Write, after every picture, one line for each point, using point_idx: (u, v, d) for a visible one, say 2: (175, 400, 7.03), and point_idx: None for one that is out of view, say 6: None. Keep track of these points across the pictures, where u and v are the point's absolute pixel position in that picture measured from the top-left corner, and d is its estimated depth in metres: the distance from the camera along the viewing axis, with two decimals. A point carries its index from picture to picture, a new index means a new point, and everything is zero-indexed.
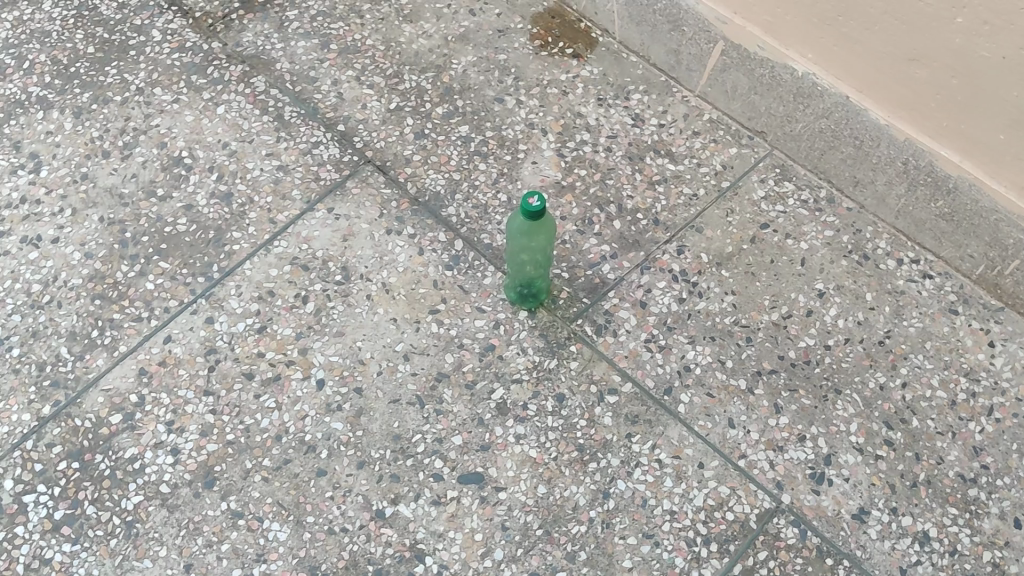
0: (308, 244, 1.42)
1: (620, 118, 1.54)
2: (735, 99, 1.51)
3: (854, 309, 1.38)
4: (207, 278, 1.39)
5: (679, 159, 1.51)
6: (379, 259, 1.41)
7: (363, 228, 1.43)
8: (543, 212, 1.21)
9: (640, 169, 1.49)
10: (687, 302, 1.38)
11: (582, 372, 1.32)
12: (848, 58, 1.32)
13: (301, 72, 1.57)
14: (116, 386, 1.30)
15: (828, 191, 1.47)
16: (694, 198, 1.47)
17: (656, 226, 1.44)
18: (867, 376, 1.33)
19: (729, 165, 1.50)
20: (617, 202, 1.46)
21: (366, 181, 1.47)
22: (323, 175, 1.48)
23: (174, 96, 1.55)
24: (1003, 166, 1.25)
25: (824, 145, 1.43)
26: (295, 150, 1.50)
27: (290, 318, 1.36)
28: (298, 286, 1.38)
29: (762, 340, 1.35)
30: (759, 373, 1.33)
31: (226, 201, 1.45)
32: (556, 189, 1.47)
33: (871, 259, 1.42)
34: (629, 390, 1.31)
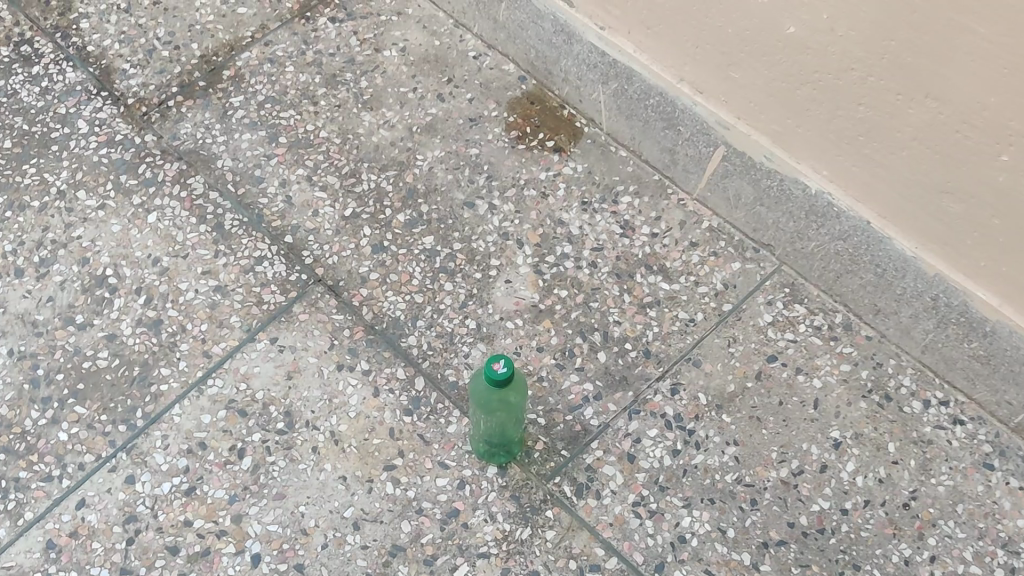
0: (246, 383, 1.24)
1: (607, 225, 1.36)
2: (739, 208, 1.33)
3: (874, 463, 1.20)
4: (129, 426, 1.21)
5: (673, 277, 1.32)
6: (327, 402, 1.22)
7: (310, 362, 1.25)
8: (512, 377, 1.02)
9: (629, 288, 1.31)
10: (682, 455, 1.19)
11: (559, 543, 1.14)
12: (870, 181, 1.15)
13: (245, 170, 1.40)
14: (18, 562, 1.12)
15: (844, 315, 1.30)
16: (690, 323, 1.28)
17: (647, 358, 1.26)
18: (890, 548, 1.14)
19: (731, 283, 1.32)
20: (602, 329, 1.27)
21: (315, 305, 1.29)
22: (267, 297, 1.30)
23: (100, 200, 1.38)
24: None
25: (840, 268, 1.26)
26: (236, 267, 1.32)
27: (222, 476, 1.18)
28: (233, 436, 1.20)
29: (769, 503, 1.17)
30: (765, 545, 1.14)
31: (155, 328, 1.28)
32: (533, 313, 1.28)
33: (894, 400, 1.24)
34: (614, 566, 1.12)
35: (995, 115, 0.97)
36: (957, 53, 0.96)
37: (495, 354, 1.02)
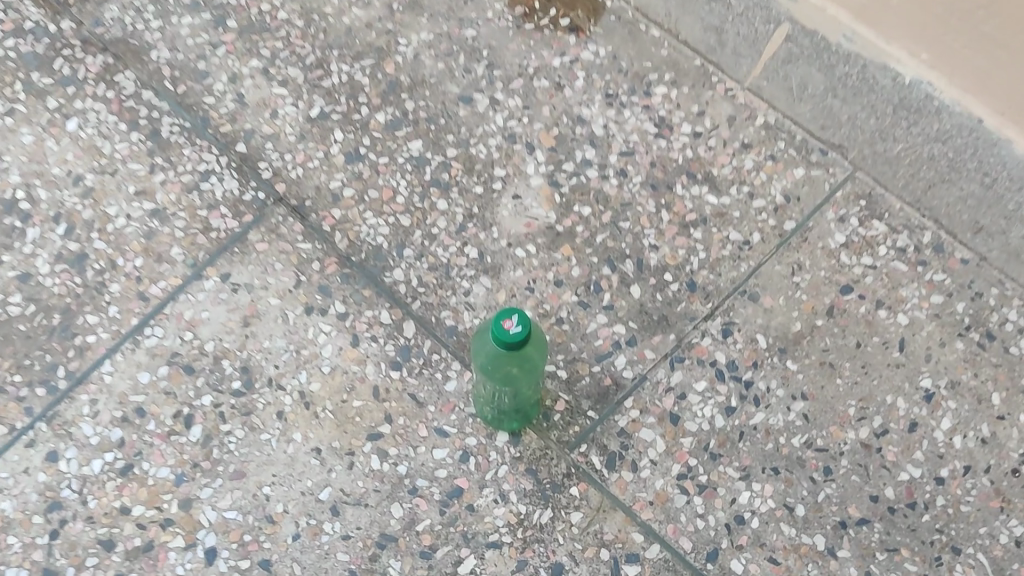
0: (193, 332, 0.99)
1: (638, 124, 1.10)
2: (803, 100, 1.07)
3: (975, 420, 0.97)
4: (48, 389, 0.97)
5: (722, 188, 1.06)
6: (294, 354, 0.98)
7: (271, 305, 1.00)
8: (529, 336, 0.79)
9: (668, 202, 1.05)
10: (738, 413, 0.96)
11: (587, 529, 0.92)
12: (989, 68, 0.89)
13: (185, 63, 1.14)
14: None
15: (933, 234, 1.05)
16: (744, 246, 1.03)
17: (692, 292, 1.01)
18: (998, 526, 0.92)
19: (794, 195, 1.06)
20: (636, 256, 1.02)
21: (275, 232, 1.03)
22: (215, 222, 1.04)
23: (6, 104, 1.11)
24: None
25: (934, 176, 1.01)
26: (177, 185, 1.07)
27: (166, 451, 0.95)
28: (177, 400, 0.97)
29: (847, 472, 0.94)
30: (843, 525, 0.92)
31: (78, 265, 1.03)
32: (549, 237, 1.03)
33: (997, 338, 1.00)
34: (656, 557, 0.91)
35: None
36: None
37: (507, 308, 0.78)
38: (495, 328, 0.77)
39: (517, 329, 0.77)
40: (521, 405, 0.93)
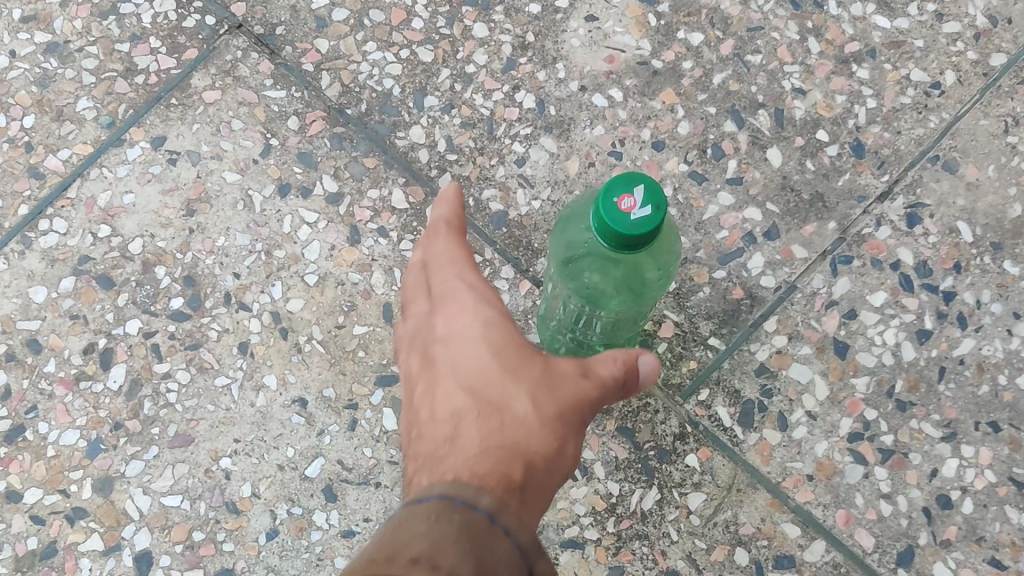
0: (110, 225, 0.66)
1: None
2: None
3: None
4: None
5: (896, 4, 0.71)
6: (262, 258, 0.65)
7: (228, 183, 0.66)
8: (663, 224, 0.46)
9: (816, 26, 0.70)
10: (935, 340, 0.64)
11: (714, 518, 0.61)
12: None
13: None
14: None
15: None
16: (933, 90, 0.69)
17: (859, 158, 0.67)
18: None
19: (1003, 16, 0.71)
20: (773, 105, 0.68)
21: (231, 73, 0.69)
22: (141, 60, 0.70)
23: None
24: None
25: None
26: (83, 7, 0.71)
27: (73, 405, 0.63)
28: (89, 327, 0.64)
29: None
30: None
31: None
32: (643, 78, 0.69)
33: None
34: (820, 560, 0.60)
35: None
36: None
37: (628, 175, 0.45)
38: (603, 212, 0.45)
39: (642, 219, 0.44)
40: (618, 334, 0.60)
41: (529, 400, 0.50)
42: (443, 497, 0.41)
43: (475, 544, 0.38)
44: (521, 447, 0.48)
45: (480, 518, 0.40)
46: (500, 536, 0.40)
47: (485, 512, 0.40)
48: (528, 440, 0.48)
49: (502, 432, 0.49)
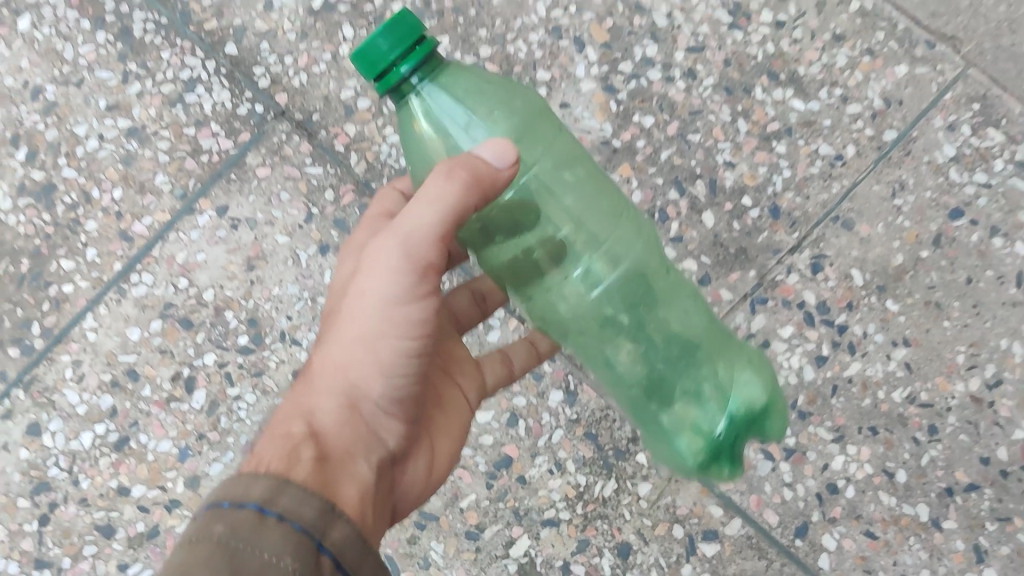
0: (188, 278, 0.84)
1: (709, 12, 0.90)
2: None
3: None
4: (25, 350, 0.84)
5: (810, 90, 0.89)
6: (309, 303, 0.83)
7: (279, 244, 0.85)
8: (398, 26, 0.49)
9: (745, 109, 0.88)
10: (830, 363, 0.83)
11: (657, 502, 0.81)
12: None
13: None
14: None
15: None
16: (837, 161, 0.87)
17: (775, 219, 0.86)
18: None
19: (895, 98, 0.89)
20: (708, 176, 0.86)
21: (278, 153, 0.86)
22: (206, 142, 0.87)
23: None
24: None
25: None
26: (157, 97, 0.88)
27: (166, 420, 0.81)
28: (174, 359, 0.82)
29: (954, 431, 0.82)
30: (950, 493, 0.80)
31: (46, 198, 0.87)
32: (605, 155, 0.87)
33: None
34: (737, 534, 0.80)
35: None
36: None
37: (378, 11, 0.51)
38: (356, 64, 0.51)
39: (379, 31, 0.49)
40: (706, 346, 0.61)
41: (334, 349, 0.55)
42: (218, 502, 0.46)
43: (242, 543, 0.43)
44: (315, 412, 0.55)
45: (254, 513, 0.44)
46: (274, 520, 0.44)
47: (254, 506, 0.44)
48: (326, 398, 0.55)
49: (309, 396, 0.56)
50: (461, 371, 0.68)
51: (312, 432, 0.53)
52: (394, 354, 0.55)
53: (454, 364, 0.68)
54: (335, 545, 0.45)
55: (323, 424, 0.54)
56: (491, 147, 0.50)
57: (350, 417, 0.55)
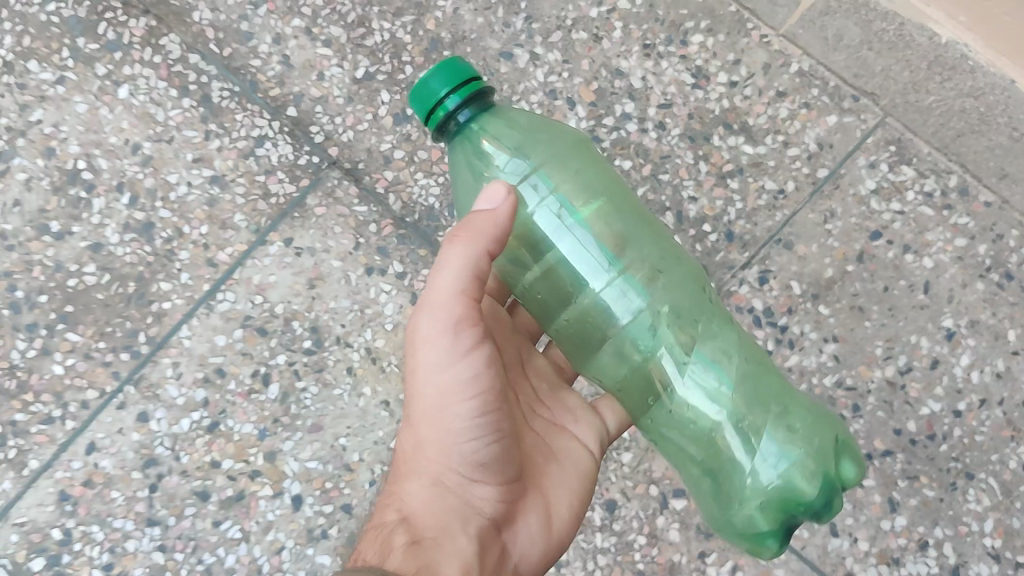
0: (263, 296, 1.06)
1: (675, 75, 1.11)
2: (839, 50, 1.09)
3: (992, 355, 1.05)
4: (132, 354, 1.04)
5: (758, 136, 1.10)
6: (358, 313, 1.05)
7: (334, 267, 1.06)
8: (444, 68, 0.70)
9: (705, 154, 1.09)
10: (775, 356, 1.04)
11: (638, 468, 1.01)
12: None
13: (228, 24, 1.13)
14: (31, 519, 1.00)
15: (959, 177, 1.08)
16: (780, 195, 1.08)
17: (729, 242, 1.07)
18: (1007, 454, 1.02)
19: (827, 143, 1.10)
20: (675, 208, 1.07)
21: (332, 196, 1.08)
22: (274, 187, 1.08)
23: (57, 73, 1.12)
24: None
25: (963, 126, 1.06)
26: (233, 151, 1.09)
27: (248, 408, 1.03)
28: (253, 360, 1.04)
29: (873, 408, 1.03)
30: (869, 457, 1.02)
31: (146, 233, 1.07)
32: None
33: (1017, 278, 1.06)
34: None
35: None
36: None
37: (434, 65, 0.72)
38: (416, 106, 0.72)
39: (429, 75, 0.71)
40: (738, 385, 0.75)
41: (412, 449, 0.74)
42: None
43: None
44: (405, 503, 0.73)
45: None
46: None
47: None
48: (411, 486, 0.73)
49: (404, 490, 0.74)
50: (571, 426, 0.83)
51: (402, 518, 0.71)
52: (459, 424, 0.71)
53: (564, 424, 0.83)
54: None
55: (412, 509, 0.72)
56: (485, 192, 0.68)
57: (438, 489, 0.72)
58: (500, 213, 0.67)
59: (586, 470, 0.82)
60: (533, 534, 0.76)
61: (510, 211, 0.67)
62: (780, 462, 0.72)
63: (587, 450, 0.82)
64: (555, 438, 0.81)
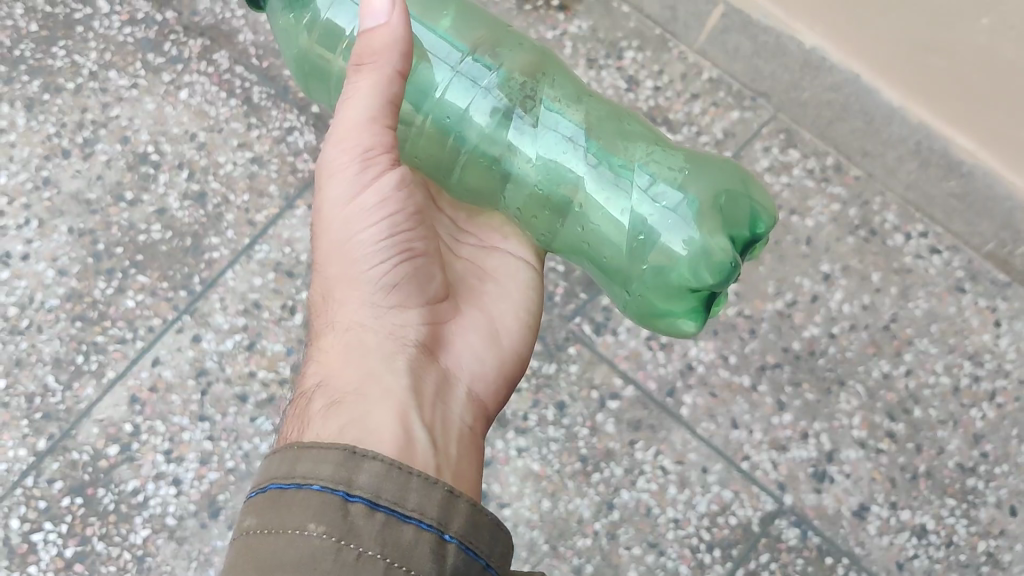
0: (291, 247, 1.36)
1: (613, 81, 1.43)
2: (737, 60, 1.41)
3: (860, 292, 1.34)
4: (189, 291, 1.34)
5: (677, 127, 1.40)
6: None
7: None
8: None
9: None
10: None
11: (582, 376, 1.31)
12: (861, 35, 1.21)
13: (266, 43, 1.45)
14: (108, 416, 1.29)
15: (835, 158, 1.39)
16: None
17: None
18: (871, 365, 1.30)
19: (731, 132, 1.41)
20: None
21: None
22: (301, 165, 1.39)
23: (131, 80, 1.44)
24: (998, 141, 1.19)
25: (832, 115, 1.35)
26: (268, 139, 1.41)
27: (278, 332, 1.32)
28: (284, 296, 1.33)
29: (766, 331, 1.32)
30: (763, 368, 1.30)
31: (201, 201, 1.38)
32: None
33: (879, 234, 1.36)
34: (631, 394, 1.29)
35: (967, 11, 1.06)
36: None
37: None
38: None
39: None
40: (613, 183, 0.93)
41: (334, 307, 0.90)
42: (270, 484, 0.73)
43: (287, 508, 0.70)
44: (329, 360, 0.88)
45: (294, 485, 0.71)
46: (296, 489, 0.71)
47: (285, 483, 0.72)
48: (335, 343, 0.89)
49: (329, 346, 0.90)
50: (499, 244, 1.03)
51: (325, 375, 0.87)
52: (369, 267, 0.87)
53: (494, 244, 1.03)
54: (364, 483, 0.71)
55: (335, 363, 0.87)
56: (370, 10, 0.82)
57: (356, 333, 0.89)
58: (392, 25, 0.82)
59: (525, 280, 1.02)
60: (478, 346, 0.95)
61: (401, 20, 0.82)
62: (673, 222, 0.90)
63: (522, 262, 1.03)
64: (488, 260, 1.02)
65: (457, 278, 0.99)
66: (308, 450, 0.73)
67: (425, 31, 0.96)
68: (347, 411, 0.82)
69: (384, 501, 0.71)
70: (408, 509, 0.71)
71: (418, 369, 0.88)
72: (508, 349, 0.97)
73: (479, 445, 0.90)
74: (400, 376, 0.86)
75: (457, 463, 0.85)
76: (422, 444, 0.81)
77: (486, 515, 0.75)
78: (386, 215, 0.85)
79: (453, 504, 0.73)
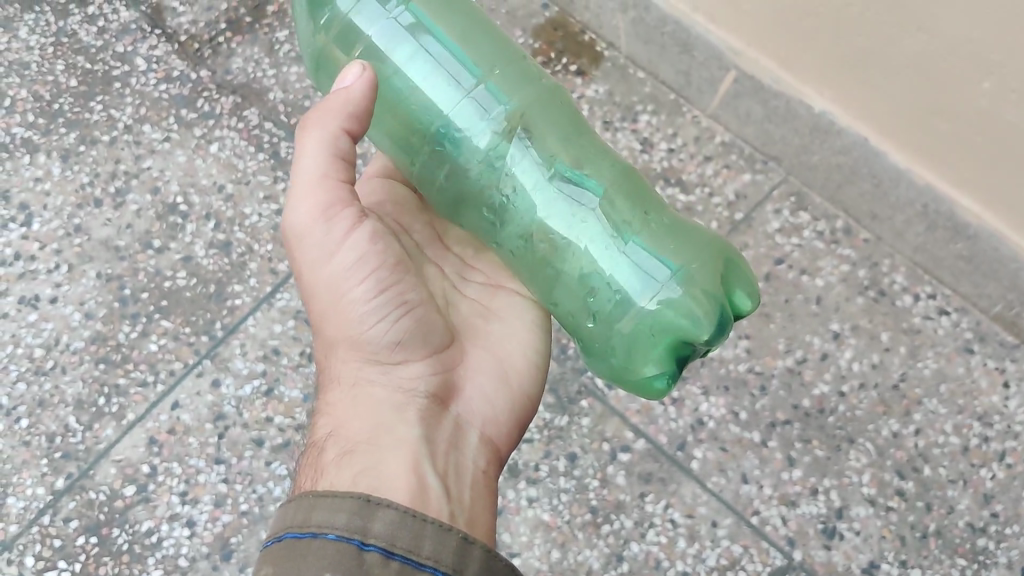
0: None
1: (628, 143, 1.48)
2: (749, 124, 1.45)
3: (869, 351, 1.36)
4: (210, 336, 1.37)
5: (690, 188, 1.45)
6: None
7: None
8: None
9: None
10: None
11: (593, 429, 1.32)
12: (868, 99, 1.26)
13: (295, 102, 1.51)
14: (126, 457, 1.31)
15: (844, 221, 1.43)
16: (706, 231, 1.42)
17: None
18: (880, 424, 1.32)
19: (743, 194, 1.45)
20: None
21: None
22: None
23: (164, 133, 1.50)
24: (1003, 204, 1.22)
25: (841, 179, 1.39)
26: None
27: (296, 378, 1.35)
28: (303, 343, 1.36)
29: (776, 388, 1.33)
30: (773, 425, 1.31)
31: (226, 250, 1.42)
32: None
33: (888, 295, 1.39)
34: (641, 447, 1.31)
35: (968, 74, 1.10)
36: (943, 39, 1.10)
37: None
38: None
39: None
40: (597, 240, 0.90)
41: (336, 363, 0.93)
42: (287, 532, 0.75)
43: (303, 557, 0.72)
44: (335, 414, 0.91)
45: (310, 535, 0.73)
46: (315, 539, 0.72)
47: (302, 534, 0.73)
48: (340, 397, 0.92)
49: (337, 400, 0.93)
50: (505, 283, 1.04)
51: (333, 429, 0.90)
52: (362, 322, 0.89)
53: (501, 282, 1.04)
54: (380, 532, 0.73)
55: (341, 416, 0.90)
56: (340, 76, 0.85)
57: (362, 388, 0.92)
58: (354, 90, 0.84)
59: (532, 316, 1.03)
60: (486, 389, 0.97)
61: (363, 86, 0.84)
62: (647, 286, 0.87)
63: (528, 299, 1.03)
64: (495, 298, 1.04)
65: (463, 323, 1.01)
66: (324, 498, 0.75)
67: (436, 45, 0.93)
68: (361, 461, 0.85)
69: (398, 551, 0.72)
70: (422, 558, 0.72)
71: (427, 418, 0.91)
72: (518, 390, 0.99)
73: (495, 489, 0.93)
74: (410, 428, 0.89)
75: (471, 508, 0.88)
76: (437, 492, 0.84)
77: (500, 561, 0.76)
78: (375, 269, 0.88)
79: (468, 552, 0.74)
